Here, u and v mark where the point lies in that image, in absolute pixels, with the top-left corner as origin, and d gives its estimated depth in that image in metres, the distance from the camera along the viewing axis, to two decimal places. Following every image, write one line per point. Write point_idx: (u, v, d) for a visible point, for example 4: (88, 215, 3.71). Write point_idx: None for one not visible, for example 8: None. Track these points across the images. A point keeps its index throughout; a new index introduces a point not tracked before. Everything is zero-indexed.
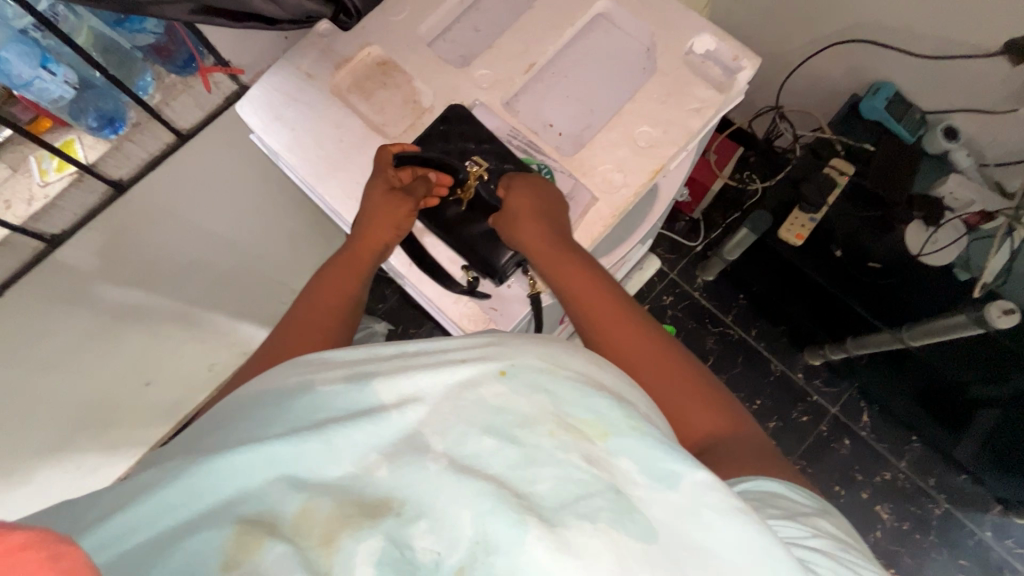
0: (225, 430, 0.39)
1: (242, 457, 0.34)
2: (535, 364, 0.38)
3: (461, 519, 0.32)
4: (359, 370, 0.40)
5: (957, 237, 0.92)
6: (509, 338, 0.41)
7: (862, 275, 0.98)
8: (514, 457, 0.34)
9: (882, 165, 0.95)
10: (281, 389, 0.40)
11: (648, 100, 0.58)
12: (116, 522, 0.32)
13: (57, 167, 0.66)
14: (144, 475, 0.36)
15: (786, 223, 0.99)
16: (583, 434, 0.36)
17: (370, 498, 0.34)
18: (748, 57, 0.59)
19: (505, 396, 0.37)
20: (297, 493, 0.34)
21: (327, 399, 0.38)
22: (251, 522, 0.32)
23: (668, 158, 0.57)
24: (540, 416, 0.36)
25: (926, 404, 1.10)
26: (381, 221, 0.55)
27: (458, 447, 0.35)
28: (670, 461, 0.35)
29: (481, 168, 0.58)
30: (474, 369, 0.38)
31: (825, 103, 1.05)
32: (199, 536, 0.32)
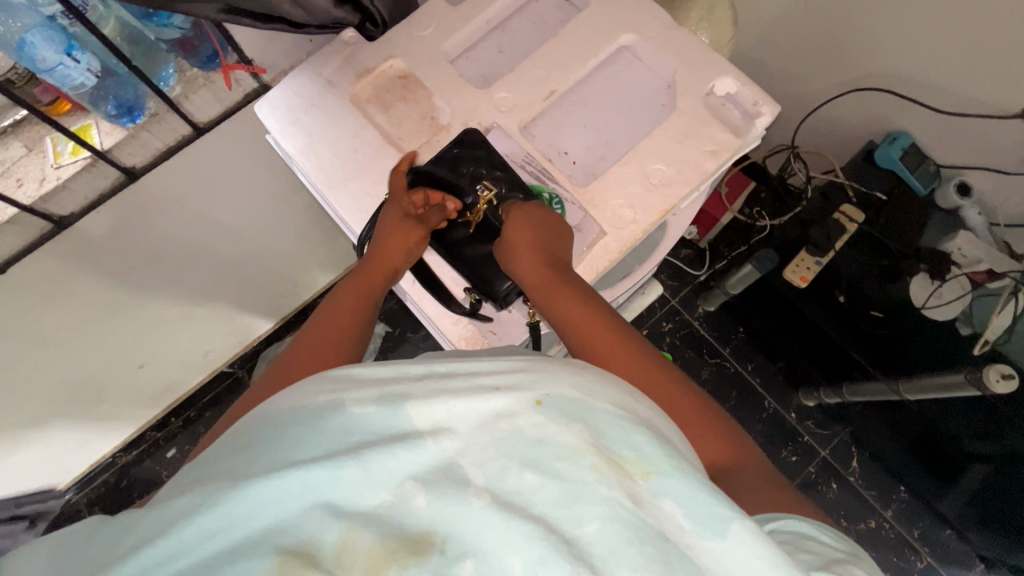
0: (256, 448, 0.39)
1: (280, 484, 0.35)
2: (572, 396, 0.38)
3: (506, 558, 0.33)
4: (390, 392, 0.40)
5: (962, 293, 0.91)
6: (543, 361, 0.41)
7: (864, 322, 0.99)
8: (557, 494, 0.35)
9: (891, 215, 0.96)
10: (309, 407, 0.40)
11: (665, 138, 0.59)
12: (163, 546, 0.35)
13: (71, 150, 0.66)
14: (182, 497, 0.37)
15: (791, 265, 1.00)
16: (625, 472, 0.36)
17: (412, 532, 0.34)
18: (768, 104, 0.60)
19: (543, 427, 0.37)
20: (338, 523, 0.34)
21: (360, 421, 0.38)
22: (293, 554, 0.33)
23: (679, 199, 0.57)
24: (582, 452, 0.36)
25: (918, 453, 1.10)
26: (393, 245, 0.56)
27: (499, 483, 0.36)
28: (712, 504, 0.36)
29: (491, 196, 0.57)
30: (511, 399, 0.38)
31: (841, 146, 1.05)
32: (243, 566, 0.33)
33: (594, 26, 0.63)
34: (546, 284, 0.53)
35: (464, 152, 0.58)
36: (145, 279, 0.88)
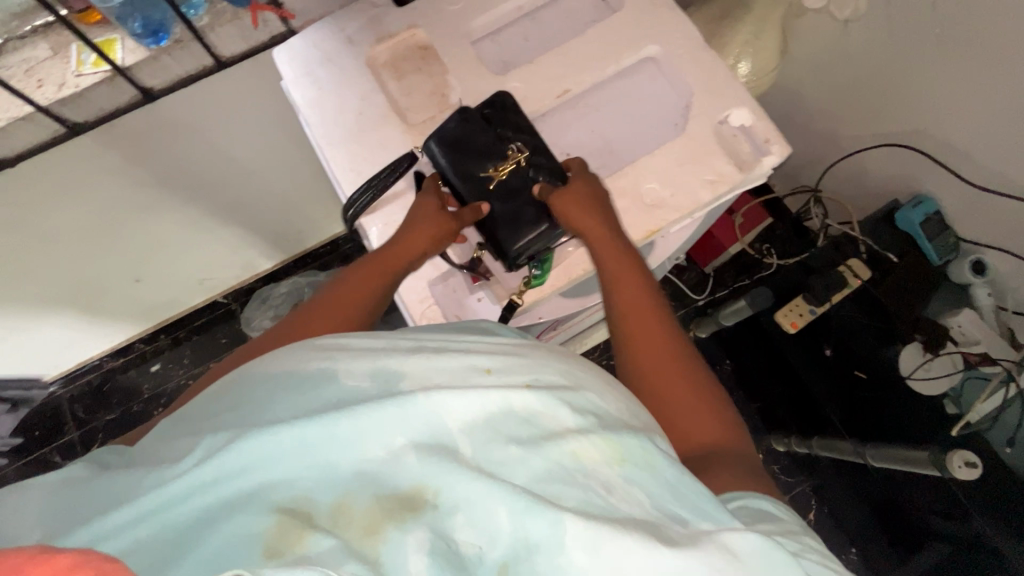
0: (238, 413, 0.36)
1: (267, 440, 0.33)
2: (558, 381, 0.39)
3: (496, 517, 0.32)
4: (382, 364, 0.38)
5: (951, 370, 0.90)
6: (532, 349, 0.41)
7: (847, 381, 0.98)
8: (538, 469, 0.34)
9: (898, 278, 0.93)
10: (295, 371, 0.38)
11: (667, 159, 0.58)
12: (153, 499, 0.32)
13: (93, 61, 0.67)
14: (163, 462, 0.35)
15: (785, 308, 0.97)
16: (603, 455, 0.36)
17: (403, 490, 0.33)
18: (779, 145, 0.58)
19: (534, 408, 0.36)
20: (331, 485, 0.33)
21: (349, 390, 0.36)
22: (289, 512, 0.32)
23: (667, 223, 0.57)
24: (565, 431, 0.36)
25: (884, 523, 1.07)
26: (411, 235, 0.53)
27: (485, 452, 0.34)
28: (690, 504, 0.36)
29: (522, 158, 0.54)
30: (501, 380, 0.38)
31: (865, 198, 1.03)
32: (237, 520, 0.31)
33: (622, 32, 0.61)
34: (610, 257, 0.52)
35: (496, 112, 0.55)
36: (150, 196, 0.90)
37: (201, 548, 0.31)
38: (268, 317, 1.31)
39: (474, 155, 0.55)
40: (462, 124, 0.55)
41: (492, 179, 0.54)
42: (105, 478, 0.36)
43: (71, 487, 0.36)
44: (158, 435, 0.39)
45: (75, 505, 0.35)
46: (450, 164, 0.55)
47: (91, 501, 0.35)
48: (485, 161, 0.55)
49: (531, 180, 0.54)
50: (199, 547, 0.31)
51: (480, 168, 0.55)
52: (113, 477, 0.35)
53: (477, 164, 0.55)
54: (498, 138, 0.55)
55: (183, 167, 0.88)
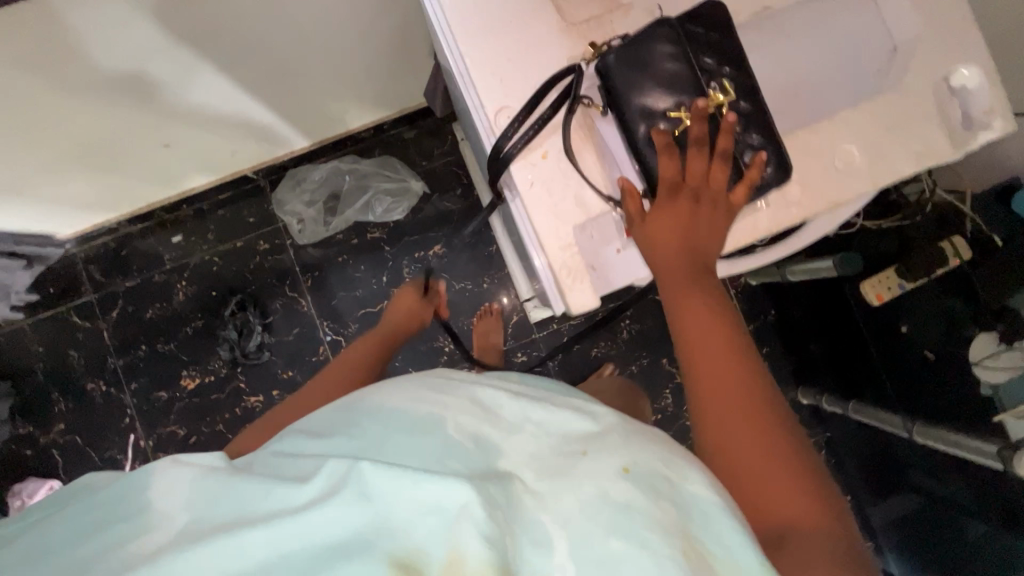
0: (358, 450, 0.40)
1: (383, 479, 0.36)
2: (657, 466, 0.39)
3: None
4: (485, 434, 0.42)
5: (1018, 365, 0.87)
6: (630, 429, 0.42)
7: (909, 356, 0.97)
8: (648, 568, 0.34)
9: (1000, 261, 0.87)
10: (415, 414, 0.42)
11: (871, 117, 0.49)
12: (256, 536, 0.35)
13: None
14: (287, 483, 0.38)
15: (873, 279, 0.93)
16: (714, 569, 0.35)
17: (502, 573, 0.33)
18: (1002, 119, 0.49)
19: (633, 496, 0.37)
20: (445, 538, 0.35)
21: (455, 444, 0.40)
22: (401, 567, 0.34)
23: (855, 195, 0.49)
24: (675, 531, 0.36)
25: (872, 474, 1.18)
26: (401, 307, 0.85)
27: (582, 546, 0.35)
28: None
29: (725, 100, 0.45)
30: (598, 465, 0.39)
31: (981, 170, 0.95)
32: (339, 574, 0.33)
33: None
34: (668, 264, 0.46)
35: (698, 37, 0.46)
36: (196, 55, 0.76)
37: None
38: (303, 203, 1.23)
39: (664, 86, 0.46)
40: (655, 43, 0.46)
41: (678, 120, 0.46)
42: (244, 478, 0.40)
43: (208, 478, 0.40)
44: (279, 440, 0.44)
45: (217, 499, 0.38)
46: (626, 88, 0.46)
47: (227, 494, 0.39)
48: (671, 97, 0.46)
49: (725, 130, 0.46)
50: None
51: (664, 106, 0.46)
52: (254, 481, 0.39)
53: (661, 95, 0.46)
54: (695, 72, 0.45)
55: (240, 25, 0.73)
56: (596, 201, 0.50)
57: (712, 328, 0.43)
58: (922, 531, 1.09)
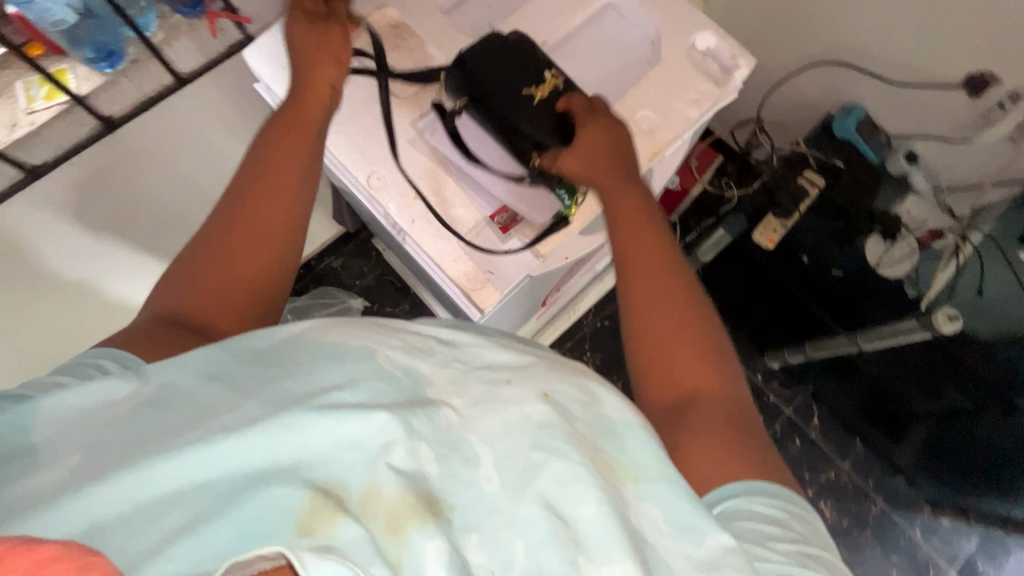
0: (261, 390, 0.40)
1: (313, 426, 0.37)
2: (574, 395, 0.43)
3: (510, 544, 0.36)
4: (416, 366, 0.44)
5: (910, 253, 1.00)
6: (547, 364, 0.46)
7: (825, 280, 1.07)
8: (560, 471, 0.38)
9: (848, 181, 1.02)
10: (342, 347, 0.43)
11: (651, 87, 0.62)
12: (170, 483, 0.35)
13: (46, 94, 0.62)
14: (194, 429, 0.37)
15: (760, 228, 1.07)
16: (619, 473, 0.40)
17: (426, 496, 0.36)
18: (744, 58, 0.63)
19: (548, 415, 0.41)
20: (365, 471, 0.36)
21: (390, 374, 0.42)
22: (324, 496, 0.34)
23: (665, 144, 0.61)
24: (582, 441, 0.40)
25: (872, 413, 1.20)
26: (316, 55, 0.56)
27: (506, 461, 0.39)
28: (689, 511, 0.38)
29: (559, 79, 0.58)
30: (521, 392, 0.42)
31: (801, 120, 1.14)
32: (267, 495, 0.34)
33: None
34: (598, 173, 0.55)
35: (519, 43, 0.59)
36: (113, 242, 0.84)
37: (225, 521, 0.33)
38: None
39: (518, 72, 0.58)
40: (495, 49, 0.58)
41: (534, 95, 0.57)
42: (156, 412, 0.39)
43: (101, 421, 0.38)
44: (192, 352, 0.42)
45: (118, 444, 0.37)
46: (484, 86, 0.57)
47: (124, 439, 0.37)
48: (522, 80, 0.57)
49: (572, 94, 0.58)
50: (242, 508, 0.34)
51: (519, 87, 0.57)
52: (166, 419, 0.38)
53: (513, 83, 0.57)
54: (533, 62, 0.58)
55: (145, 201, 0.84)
56: (469, 218, 0.59)
57: (637, 233, 0.53)
58: (948, 445, 1.12)
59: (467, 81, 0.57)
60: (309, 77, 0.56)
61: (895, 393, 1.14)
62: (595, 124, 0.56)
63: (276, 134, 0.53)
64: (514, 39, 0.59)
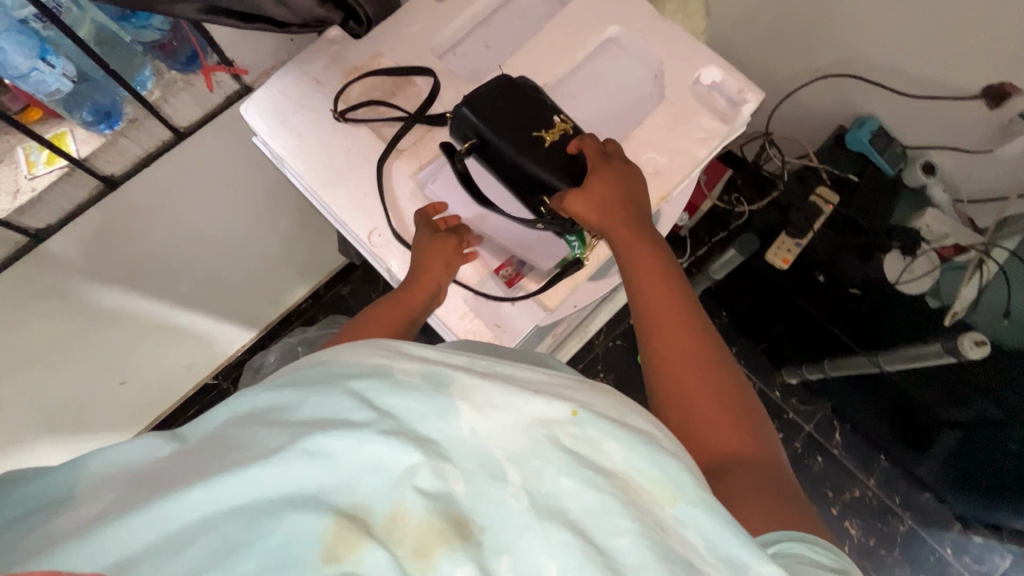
0: (277, 424, 0.37)
1: (337, 443, 0.35)
2: (602, 408, 0.40)
3: (541, 566, 0.34)
4: (436, 375, 0.40)
5: (932, 267, 0.98)
6: (576, 381, 0.43)
7: (843, 299, 1.04)
8: (591, 500, 0.36)
9: (864, 195, 1.01)
10: (361, 369, 0.40)
11: (656, 126, 0.60)
12: (191, 505, 0.32)
13: (46, 158, 0.63)
14: (217, 460, 0.35)
15: (773, 248, 1.05)
16: (652, 496, 0.37)
17: (458, 516, 0.34)
18: (752, 92, 0.61)
19: (578, 437, 0.38)
20: (389, 492, 0.34)
21: (405, 392, 0.38)
22: (348, 521, 0.33)
23: (672, 187, 0.59)
24: (614, 468, 0.38)
25: (896, 424, 1.15)
26: (433, 260, 0.55)
27: (535, 483, 0.36)
28: (733, 539, 0.36)
29: (569, 124, 0.58)
30: (549, 408, 0.39)
31: (813, 132, 1.11)
32: (295, 521, 0.32)
33: (581, 19, 0.64)
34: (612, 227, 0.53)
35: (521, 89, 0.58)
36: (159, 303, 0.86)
37: (256, 547, 0.31)
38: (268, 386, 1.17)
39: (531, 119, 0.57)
40: (503, 93, 0.57)
41: (545, 139, 0.57)
42: (190, 457, 0.37)
43: (148, 473, 0.36)
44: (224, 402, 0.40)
45: (158, 479, 0.35)
46: (491, 130, 0.56)
47: (164, 477, 0.35)
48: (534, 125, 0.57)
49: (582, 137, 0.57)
50: (264, 540, 0.31)
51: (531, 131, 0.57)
52: (201, 454, 0.36)
53: (523, 129, 0.56)
54: (546, 107, 0.58)
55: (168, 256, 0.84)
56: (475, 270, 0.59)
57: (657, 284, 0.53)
58: (972, 462, 1.05)
59: (472, 124, 0.56)
60: (419, 276, 0.55)
61: (917, 401, 1.06)
62: (606, 168, 0.54)
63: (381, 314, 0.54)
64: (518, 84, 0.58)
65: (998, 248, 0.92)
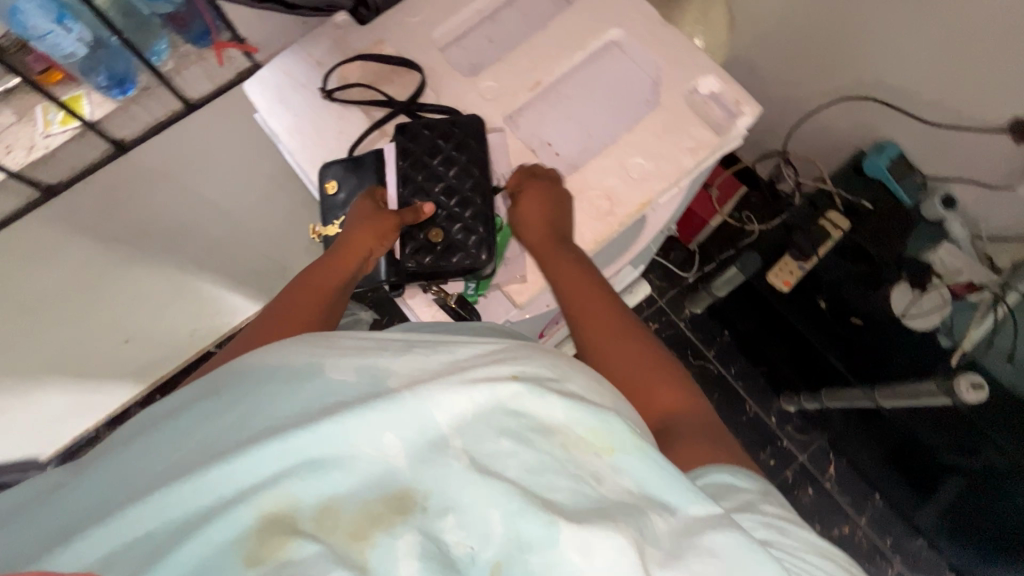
0: (194, 437, 0.35)
1: (263, 452, 0.33)
2: (544, 372, 0.38)
3: (487, 517, 0.32)
4: (371, 363, 0.37)
5: (942, 304, 0.94)
6: (520, 348, 0.40)
7: (842, 328, 1.02)
8: (531, 462, 0.34)
9: (876, 224, 0.99)
10: (291, 368, 0.37)
11: (645, 132, 0.60)
12: (94, 534, 0.31)
13: (62, 120, 0.67)
14: (132, 485, 0.33)
15: (775, 269, 1.04)
16: (589, 446, 0.36)
17: (394, 490, 0.33)
18: (750, 104, 0.60)
19: (523, 399, 0.35)
20: (316, 486, 0.32)
21: (338, 386, 0.36)
22: (277, 519, 0.31)
23: (656, 193, 0.59)
24: (553, 424, 0.35)
25: (897, 464, 1.11)
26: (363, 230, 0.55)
27: (475, 445, 0.34)
28: (668, 487, 0.35)
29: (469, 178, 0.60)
30: (487, 374, 0.36)
31: (832, 154, 1.09)
32: (221, 526, 0.30)
33: (583, 19, 0.64)
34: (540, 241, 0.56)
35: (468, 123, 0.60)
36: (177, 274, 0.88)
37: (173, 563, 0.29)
38: None
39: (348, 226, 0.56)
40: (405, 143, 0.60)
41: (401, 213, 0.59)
42: (74, 487, 0.34)
43: (35, 509, 0.34)
44: (135, 419, 0.39)
45: (35, 525, 0.33)
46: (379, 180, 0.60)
47: (45, 516, 0.33)
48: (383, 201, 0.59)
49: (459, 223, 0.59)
50: (190, 546, 0.30)
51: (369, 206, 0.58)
52: (100, 477, 0.34)
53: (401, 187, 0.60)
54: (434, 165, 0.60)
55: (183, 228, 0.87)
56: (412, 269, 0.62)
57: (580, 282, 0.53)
58: (980, 504, 0.98)
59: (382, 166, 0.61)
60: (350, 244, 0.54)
61: (923, 442, 1.00)
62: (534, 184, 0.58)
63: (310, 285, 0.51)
64: (458, 134, 0.60)
65: (1012, 291, 0.89)
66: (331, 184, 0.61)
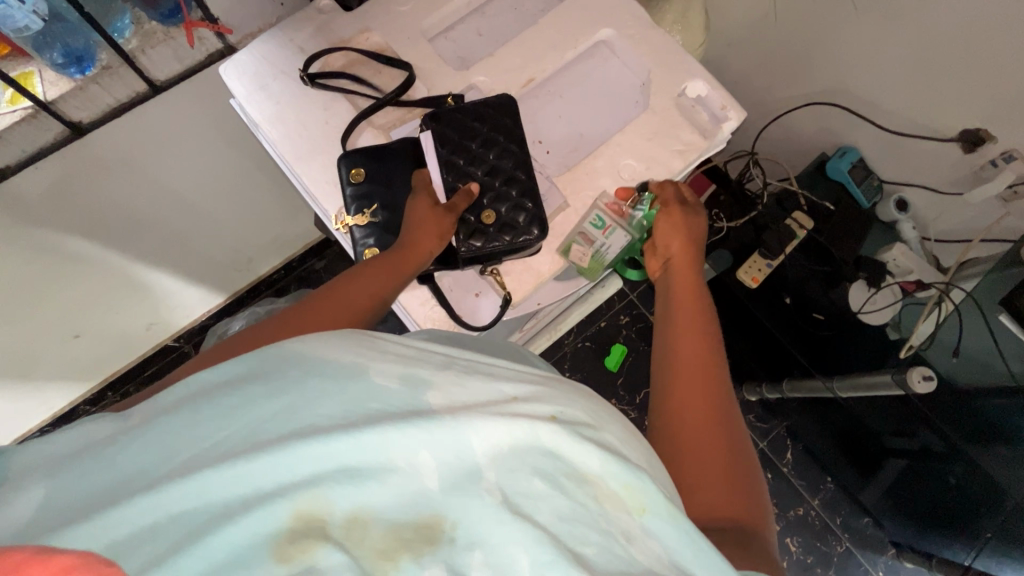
0: (229, 419, 0.34)
1: (302, 464, 0.31)
2: (581, 416, 0.39)
3: (514, 558, 0.31)
4: (415, 373, 0.37)
5: (894, 301, 1.01)
6: (557, 385, 0.41)
7: (807, 324, 1.08)
8: (562, 509, 0.34)
9: (837, 223, 1.05)
10: (337, 364, 0.36)
11: (635, 134, 0.61)
12: (129, 506, 0.29)
13: (10, 99, 0.60)
14: (174, 463, 0.32)
15: (745, 265, 1.09)
16: (623, 502, 0.35)
17: (422, 516, 0.32)
18: (734, 109, 0.62)
19: (560, 442, 0.36)
20: (350, 495, 0.32)
21: (381, 392, 0.35)
22: (307, 524, 0.31)
23: None
24: (587, 475, 0.36)
25: (846, 449, 1.19)
26: (423, 229, 0.54)
27: (509, 481, 0.34)
28: (697, 559, 0.34)
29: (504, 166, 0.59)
30: (527, 410, 0.37)
31: (796, 156, 1.14)
32: (243, 523, 0.29)
33: (575, 18, 0.63)
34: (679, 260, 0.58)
35: (483, 99, 0.60)
36: None
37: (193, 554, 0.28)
38: None
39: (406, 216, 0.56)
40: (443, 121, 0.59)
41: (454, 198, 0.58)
42: (119, 444, 0.33)
43: (92, 448, 0.32)
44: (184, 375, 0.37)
45: (87, 474, 0.31)
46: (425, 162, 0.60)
47: (93, 465, 0.32)
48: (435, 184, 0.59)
49: (511, 206, 0.58)
50: (213, 540, 0.29)
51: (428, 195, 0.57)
52: (143, 438, 0.33)
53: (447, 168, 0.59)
54: (474, 146, 0.59)
55: None
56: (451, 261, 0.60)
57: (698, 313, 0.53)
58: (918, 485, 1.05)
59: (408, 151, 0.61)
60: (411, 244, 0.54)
61: (870, 427, 1.07)
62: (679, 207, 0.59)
63: (372, 274, 0.50)
64: (492, 114, 0.59)
65: (956, 287, 0.93)
66: (358, 171, 0.59)
